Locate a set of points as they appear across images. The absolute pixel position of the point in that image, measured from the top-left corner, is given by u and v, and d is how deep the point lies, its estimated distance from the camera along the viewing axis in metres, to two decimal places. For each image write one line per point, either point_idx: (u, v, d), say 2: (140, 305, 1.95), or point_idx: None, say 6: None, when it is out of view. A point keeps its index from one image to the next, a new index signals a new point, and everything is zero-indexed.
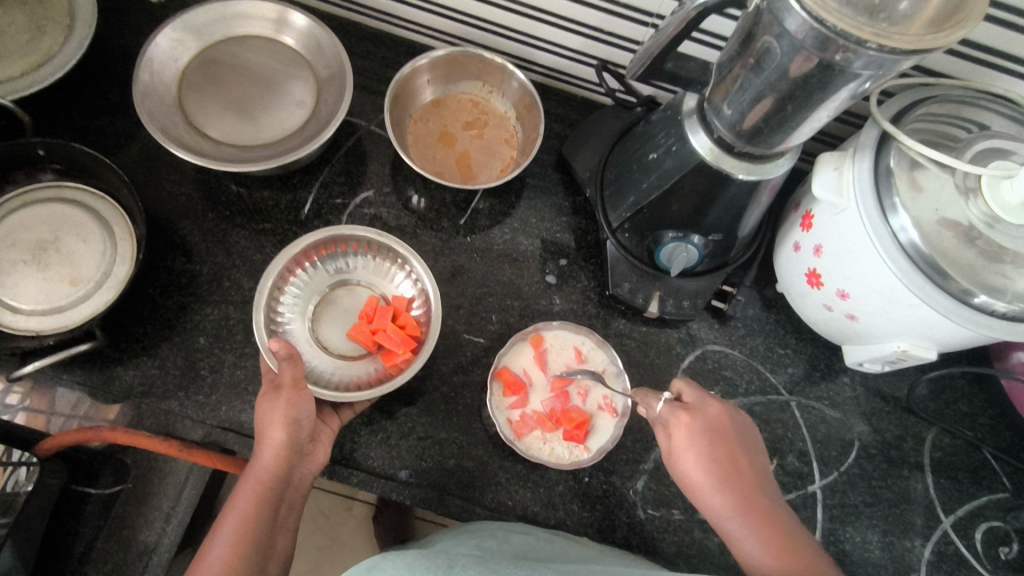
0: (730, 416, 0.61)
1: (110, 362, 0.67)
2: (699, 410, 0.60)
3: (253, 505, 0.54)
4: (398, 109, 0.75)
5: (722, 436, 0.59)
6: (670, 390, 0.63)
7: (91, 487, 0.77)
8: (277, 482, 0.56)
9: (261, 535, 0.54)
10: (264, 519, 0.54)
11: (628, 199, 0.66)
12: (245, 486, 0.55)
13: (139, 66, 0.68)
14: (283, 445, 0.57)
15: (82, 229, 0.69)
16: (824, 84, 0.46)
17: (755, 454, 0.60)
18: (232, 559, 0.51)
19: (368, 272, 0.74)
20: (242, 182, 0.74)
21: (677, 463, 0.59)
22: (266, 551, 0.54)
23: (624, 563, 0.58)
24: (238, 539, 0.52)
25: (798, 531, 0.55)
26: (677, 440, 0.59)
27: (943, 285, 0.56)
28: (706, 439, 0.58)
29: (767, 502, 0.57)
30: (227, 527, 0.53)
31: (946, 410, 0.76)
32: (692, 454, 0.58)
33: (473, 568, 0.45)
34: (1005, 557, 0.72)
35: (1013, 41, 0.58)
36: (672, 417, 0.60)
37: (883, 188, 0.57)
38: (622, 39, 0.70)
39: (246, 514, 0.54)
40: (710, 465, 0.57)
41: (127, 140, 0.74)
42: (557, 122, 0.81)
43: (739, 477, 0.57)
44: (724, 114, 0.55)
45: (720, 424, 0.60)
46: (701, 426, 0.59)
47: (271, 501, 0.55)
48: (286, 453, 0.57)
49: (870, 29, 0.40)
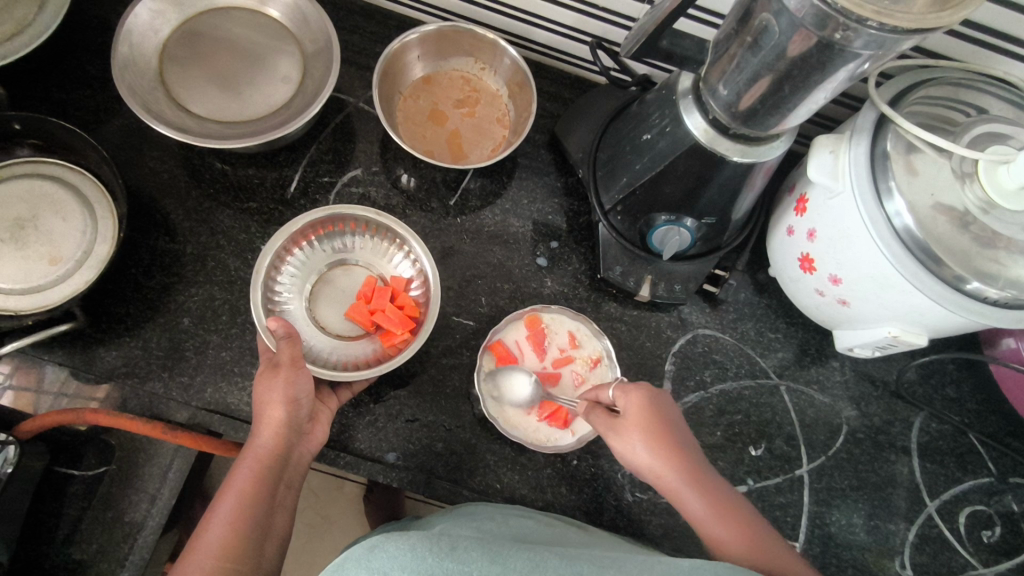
0: (672, 402, 0.61)
1: (92, 343, 0.65)
2: (648, 391, 0.60)
3: (253, 483, 0.54)
4: (387, 87, 0.73)
5: (669, 417, 0.59)
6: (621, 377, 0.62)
7: (75, 469, 0.77)
8: (275, 460, 0.56)
9: (260, 513, 0.53)
10: (263, 497, 0.54)
11: (621, 180, 0.65)
12: (244, 463, 0.55)
13: (118, 37, 0.65)
14: (283, 422, 0.57)
15: (61, 207, 0.67)
16: (823, 64, 0.45)
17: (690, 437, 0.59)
18: (232, 536, 0.51)
19: (366, 252, 0.73)
20: (226, 159, 0.72)
21: (622, 439, 0.58)
22: (267, 528, 0.53)
23: (620, 546, 0.59)
24: (237, 517, 0.52)
25: (746, 507, 0.55)
26: (631, 409, 0.58)
27: (936, 271, 0.55)
28: (655, 417, 0.58)
29: (714, 478, 0.57)
30: (226, 503, 0.53)
31: (934, 395, 0.77)
32: (640, 424, 0.57)
33: (477, 551, 0.44)
34: (988, 540, 0.73)
35: (1017, 23, 0.57)
36: (624, 398, 0.59)
37: (879, 173, 0.57)
38: (617, 15, 0.68)
39: (243, 492, 0.53)
40: (659, 442, 0.56)
41: (108, 115, 0.72)
42: (550, 100, 0.79)
43: (688, 453, 0.57)
44: (720, 95, 0.53)
45: (664, 403, 0.60)
46: (652, 405, 0.59)
47: (270, 479, 0.55)
48: (283, 432, 0.56)
49: (872, 7, 0.39)
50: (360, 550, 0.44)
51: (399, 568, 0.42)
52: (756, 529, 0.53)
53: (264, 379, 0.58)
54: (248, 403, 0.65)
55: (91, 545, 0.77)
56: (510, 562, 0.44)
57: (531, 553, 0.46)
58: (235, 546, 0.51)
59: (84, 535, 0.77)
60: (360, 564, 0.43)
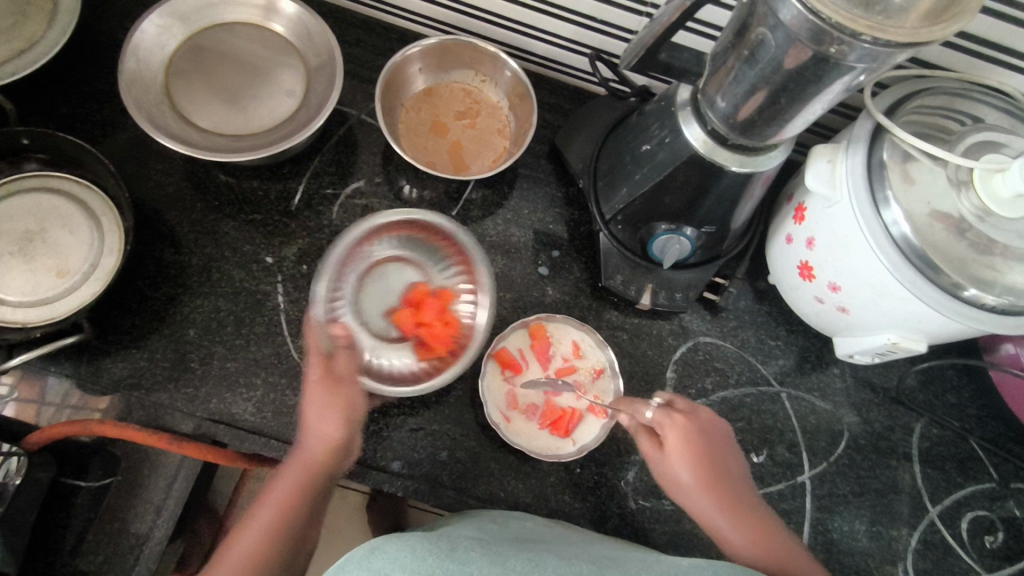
0: (717, 422, 0.64)
1: (98, 354, 0.66)
2: (691, 415, 0.62)
3: (295, 494, 0.55)
4: (389, 99, 0.74)
5: (711, 440, 0.62)
6: (661, 397, 0.64)
7: (81, 481, 0.76)
8: (319, 472, 0.56)
9: (298, 524, 0.54)
10: (305, 507, 0.55)
11: (621, 190, 0.66)
12: (289, 472, 0.56)
13: (125, 53, 0.66)
14: (336, 437, 0.57)
15: (68, 221, 0.68)
16: (818, 76, 0.46)
17: (735, 463, 0.62)
18: (268, 544, 0.52)
19: (416, 255, 0.74)
20: (231, 172, 0.73)
21: (664, 461, 0.61)
22: (302, 536, 0.55)
23: (623, 546, 0.60)
24: (275, 527, 0.53)
25: (778, 528, 0.58)
26: (672, 437, 0.61)
27: (933, 278, 0.56)
28: (697, 441, 0.60)
29: (748, 499, 0.60)
30: (269, 508, 0.54)
31: (935, 401, 0.77)
32: (681, 452, 0.60)
33: (476, 551, 0.46)
34: (990, 545, 0.73)
35: (1009, 35, 0.58)
36: (665, 419, 0.62)
37: (876, 182, 0.57)
38: (616, 28, 0.69)
39: (288, 500, 0.54)
40: (699, 465, 0.59)
41: (114, 129, 0.73)
42: (550, 111, 0.80)
43: (725, 477, 0.60)
44: (718, 106, 0.54)
45: (711, 432, 0.62)
46: (695, 429, 0.61)
47: (312, 491, 0.55)
48: (337, 447, 0.57)
49: (866, 22, 0.40)
50: (360, 551, 0.45)
51: (401, 568, 0.43)
52: (787, 550, 0.56)
53: (317, 390, 0.58)
54: (252, 414, 0.66)
55: (96, 556, 0.77)
56: (509, 561, 0.45)
57: (530, 554, 0.47)
58: (271, 553, 0.52)
59: (90, 546, 0.77)
60: (362, 565, 0.44)
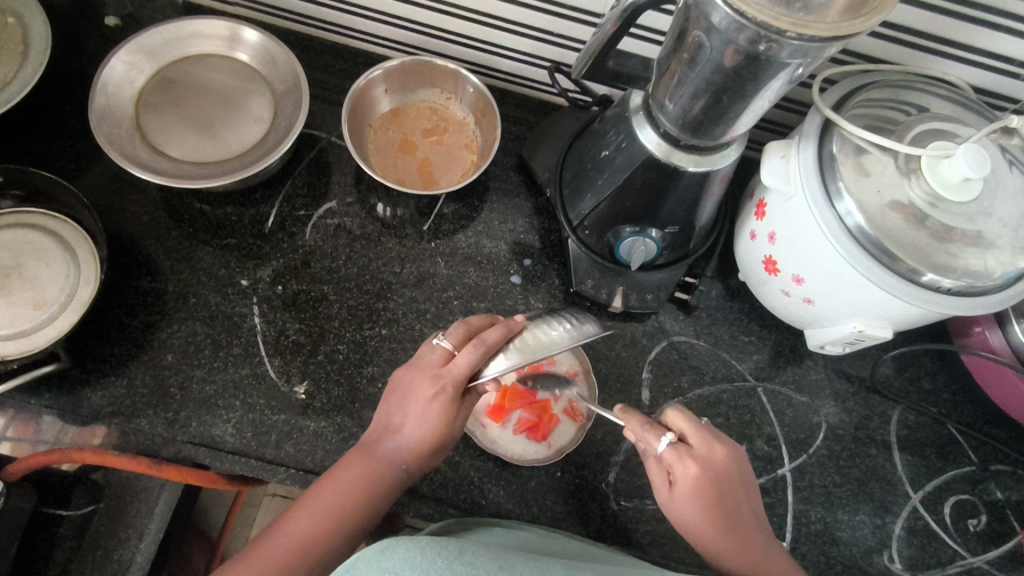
0: (733, 458, 0.58)
1: (77, 384, 0.67)
2: (705, 456, 0.57)
3: (363, 486, 0.55)
4: (356, 121, 0.75)
5: (725, 483, 0.57)
6: (673, 433, 0.58)
7: (63, 509, 0.78)
8: (394, 473, 0.57)
9: (359, 519, 0.55)
10: (369, 506, 0.55)
11: (585, 196, 0.67)
12: (363, 463, 0.57)
13: (94, 89, 0.68)
14: (432, 444, 0.57)
15: (44, 254, 0.69)
16: (754, 74, 0.48)
17: (747, 495, 0.59)
18: (324, 528, 0.53)
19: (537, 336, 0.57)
20: (205, 199, 0.75)
21: (673, 503, 0.58)
22: (361, 533, 0.55)
23: (617, 557, 0.60)
24: (333, 514, 0.54)
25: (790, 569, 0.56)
26: (682, 483, 0.57)
27: (890, 265, 0.58)
28: (712, 488, 0.56)
29: (760, 540, 0.57)
30: (328, 496, 0.55)
31: (911, 388, 0.78)
32: (693, 498, 0.56)
33: (485, 557, 0.46)
34: (974, 529, 0.73)
35: (944, 26, 0.60)
36: (677, 463, 0.57)
37: (827, 175, 0.59)
38: (572, 40, 0.71)
39: (351, 496, 0.55)
40: (711, 513, 0.56)
41: (88, 163, 0.74)
42: (516, 124, 0.82)
43: (738, 521, 0.57)
44: (667, 109, 0.56)
45: (727, 471, 0.58)
46: (708, 474, 0.56)
47: (380, 488, 0.56)
48: (421, 458, 0.57)
49: (788, 19, 0.41)
50: (369, 550, 0.45)
51: (411, 569, 0.43)
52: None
53: (454, 410, 0.56)
54: (232, 435, 0.67)
55: None
56: (517, 570, 0.45)
57: (538, 566, 0.47)
58: (320, 541, 0.53)
59: None
60: (369, 564, 0.44)
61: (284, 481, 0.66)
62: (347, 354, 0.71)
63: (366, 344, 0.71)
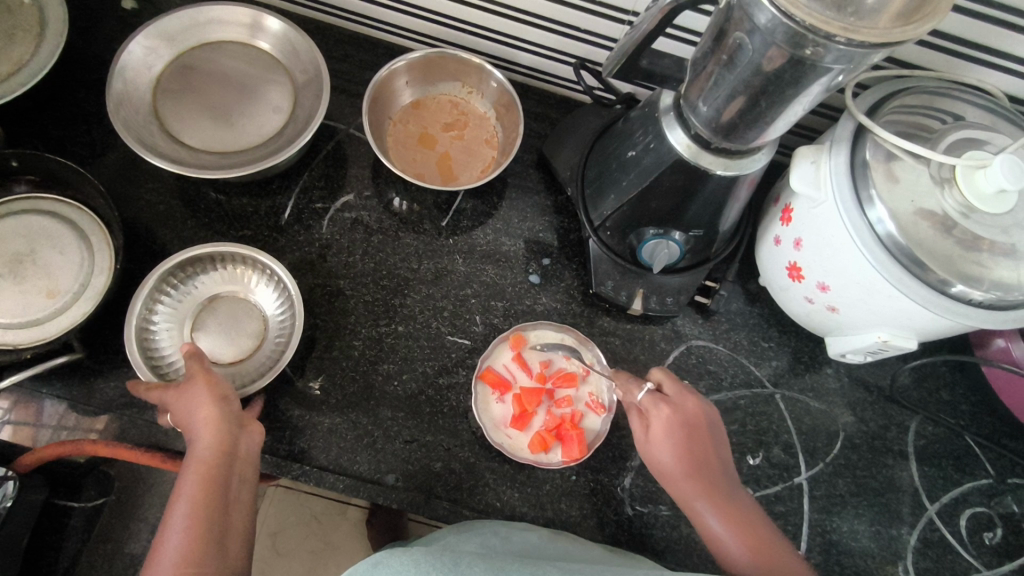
0: (706, 411, 0.62)
1: (91, 374, 0.66)
2: (679, 405, 0.61)
3: (200, 489, 0.53)
4: (376, 113, 0.74)
5: (698, 431, 0.61)
6: (651, 381, 0.64)
7: (75, 502, 0.80)
8: (218, 462, 0.55)
9: (215, 517, 0.53)
10: (214, 496, 0.54)
11: (608, 197, 0.66)
12: (186, 474, 0.55)
13: (112, 74, 0.67)
14: (217, 426, 0.56)
15: (58, 241, 0.68)
16: (794, 78, 0.46)
17: (724, 450, 0.62)
18: (192, 534, 0.51)
19: (229, 293, 0.71)
20: (220, 189, 0.74)
21: (648, 446, 0.61)
22: (225, 521, 0.54)
23: (626, 562, 0.59)
24: (192, 524, 0.52)
25: (764, 522, 0.58)
26: (655, 427, 0.61)
27: (920, 275, 0.56)
28: (683, 432, 0.60)
29: (731, 489, 0.59)
30: (181, 507, 0.53)
31: (929, 398, 0.77)
32: (667, 436, 0.60)
33: (478, 564, 0.46)
34: (989, 542, 0.73)
35: (984, 34, 0.59)
36: (653, 407, 0.61)
37: (859, 181, 0.58)
38: (600, 37, 0.70)
39: (195, 496, 0.53)
40: (682, 454, 0.59)
41: (104, 149, 0.73)
42: (537, 121, 0.81)
43: (709, 467, 0.59)
44: (699, 111, 0.55)
45: (706, 423, 0.61)
46: (681, 421, 0.60)
47: (217, 484, 0.54)
48: (221, 427, 0.56)
49: (838, 24, 0.40)
50: (364, 565, 0.47)
51: None
52: (767, 540, 0.56)
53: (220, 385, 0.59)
54: None
55: None
56: None
57: (531, 567, 0.47)
58: (196, 545, 0.51)
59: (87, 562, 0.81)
60: None
61: (297, 478, 0.65)
62: (361, 350, 0.70)
63: (382, 341, 0.71)
